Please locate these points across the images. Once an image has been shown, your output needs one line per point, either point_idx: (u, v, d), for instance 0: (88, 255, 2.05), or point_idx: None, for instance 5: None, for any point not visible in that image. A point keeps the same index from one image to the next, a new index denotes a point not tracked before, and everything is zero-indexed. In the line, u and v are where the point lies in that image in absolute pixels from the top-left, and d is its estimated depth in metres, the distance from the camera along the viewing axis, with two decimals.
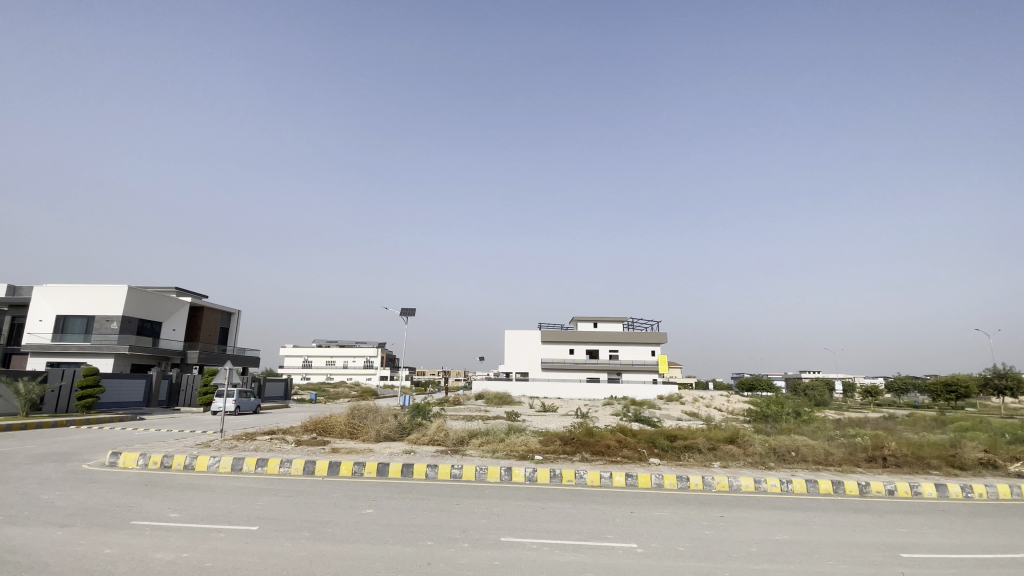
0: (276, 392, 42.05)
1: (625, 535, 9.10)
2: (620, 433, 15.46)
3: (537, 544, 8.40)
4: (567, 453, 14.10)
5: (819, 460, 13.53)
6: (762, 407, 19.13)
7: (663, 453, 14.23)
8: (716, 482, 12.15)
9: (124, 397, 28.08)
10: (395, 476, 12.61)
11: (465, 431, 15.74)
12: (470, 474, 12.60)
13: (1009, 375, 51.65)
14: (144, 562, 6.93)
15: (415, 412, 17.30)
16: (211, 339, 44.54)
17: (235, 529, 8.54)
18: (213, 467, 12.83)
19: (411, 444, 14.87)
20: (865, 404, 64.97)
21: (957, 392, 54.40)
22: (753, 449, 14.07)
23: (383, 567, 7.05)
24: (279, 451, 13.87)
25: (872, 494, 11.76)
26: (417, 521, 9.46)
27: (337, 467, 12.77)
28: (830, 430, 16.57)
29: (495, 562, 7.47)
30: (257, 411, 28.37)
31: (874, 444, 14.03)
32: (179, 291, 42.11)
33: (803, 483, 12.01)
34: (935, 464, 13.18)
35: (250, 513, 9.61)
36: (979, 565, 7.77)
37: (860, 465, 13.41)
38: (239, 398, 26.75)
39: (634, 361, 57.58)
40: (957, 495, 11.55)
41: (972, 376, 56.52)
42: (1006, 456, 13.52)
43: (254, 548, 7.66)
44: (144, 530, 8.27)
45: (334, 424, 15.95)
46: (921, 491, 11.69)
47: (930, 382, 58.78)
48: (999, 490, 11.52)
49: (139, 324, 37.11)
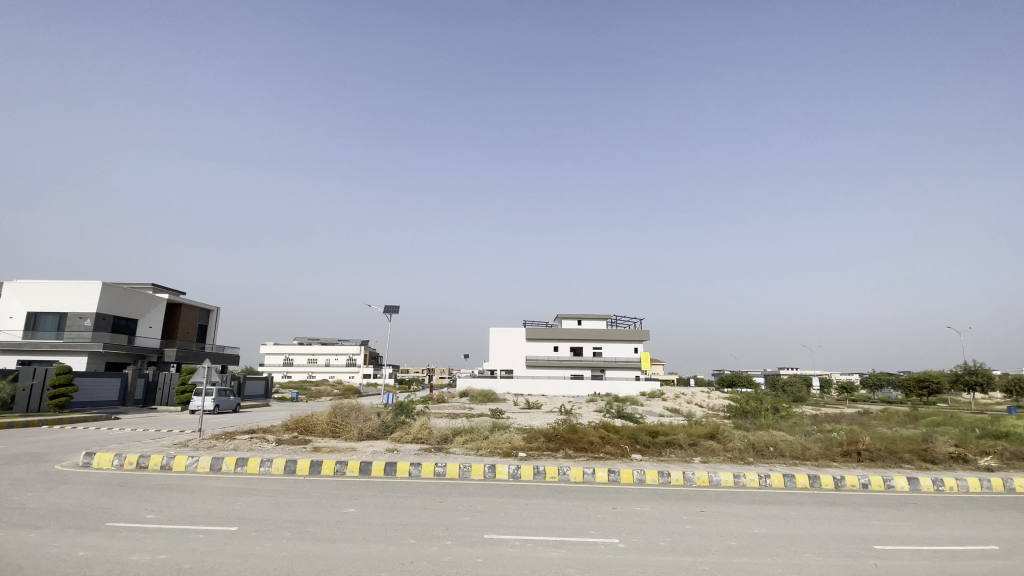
0: (256, 390, 41.37)
1: (607, 531, 9.19)
2: (603, 429, 15.58)
3: (520, 541, 8.44)
4: (551, 450, 14.16)
5: (797, 454, 13.81)
6: (741, 402, 19.41)
7: (645, 449, 14.39)
8: (696, 477, 12.35)
9: (98, 396, 27.41)
10: (378, 474, 12.53)
11: (448, 429, 15.70)
12: (454, 472, 12.57)
13: (978, 371, 53.20)
14: (120, 564, 6.79)
15: (399, 410, 17.19)
16: (189, 337, 43.65)
17: (215, 530, 8.42)
18: (191, 467, 12.61)
19: (394, 442, 14.79)
20: (841, 400, 66.30)
21: (929, 387, 55.91)
22: (732, 445, 14.31)
23: (365, 566, 7.02)
24: (259, 450, 13.68)
25: (847, 488, 12.07)
26: (400, 519, 9.41)
27: (318, 467, 12.64)
28: (807, 425, 16.93)
29: (477, 559, 7.48)
30: (237, 410, 27.93)
31: (849, 439, 14.38)
32: (156, 288, 41.17)
33: (781, 477, 12.26)
34: (907, 458, 13.56)
35: (229, 513, 9.47)
36: (948, 556, 8.03)
37: (835, 460, 13.69)
38: (218, 396, 26.30)
39: (617, 358, 58.06)
40: (928, 489, 11.90)
41: (942, 372, 58.09)
42: (976, 450, 13.96)
43: (233, 549, 7.56)
44: (119, 531, 8.09)
45: (316, 423, 15.79)
46: (893, 485, 12.03)
47: (903, 378, 60.32)
48: (968, 483, 11.89)
49: (114, 322, 36.25)
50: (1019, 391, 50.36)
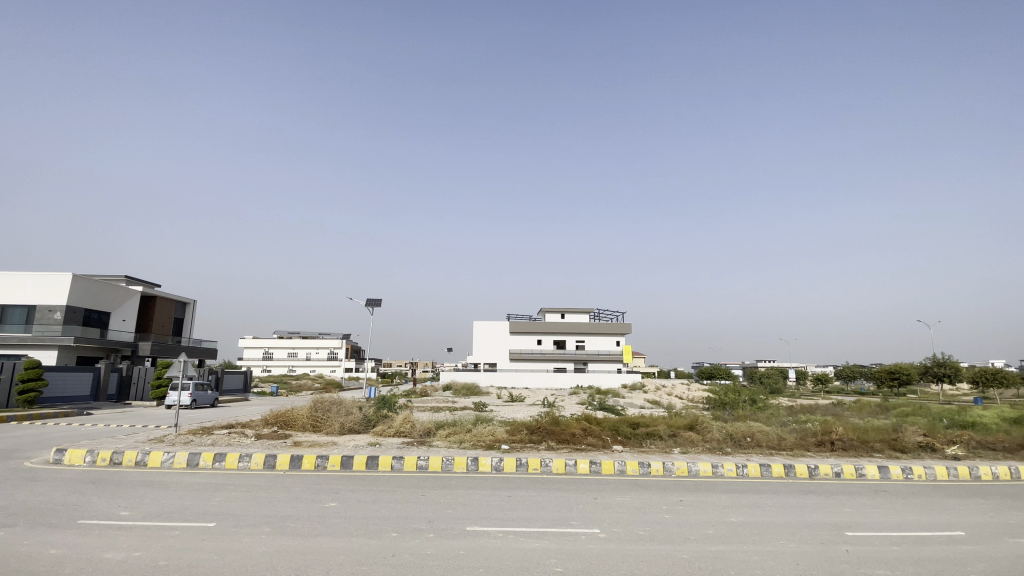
0: (235, 384, 40.66)
1: (589, 521, 9.29)
2: (585, 421, 15.78)
3: (502, 532, 8.48)
4: (533, 442, 14.23)
5: (773, 444, 14.11)
6: (720, 394, 19.74)
7: (626, 440, 14.58)
8: (675, 467, 12.56)
9: (69, 391, 26.66)
10: (360, 468, 12.47)
11: (431, 423, 15.65)
12: (437, 465, 12.55)
13: (946, 363, 55.21)
14: (93, 562, 6.63)
15: (381, 403, 17.09)
16: (165, 330, 42.63)
17: (191, 526, 8.27)
18: (167, 463, 12.36)
19: (376, 436, 14.70)
20: (817, 392, 68.02)
21: (899, 378, 57.64)
22: (711, 436, 14.59)
23: (346, 561, 6.98)
24: (237, 445, 13.48)
25: (820, 477, 12.40)
26: (382, 513, 9.37)
27: (298, 461, 12.50)
28: (783, 416, 17.36)
29: (460, 551, 7.50)
30: (215, 404, 27.41)
31: (823, 429, 14.79)
32: (129, 280, 40.05)
33: (758, 467, 12.54)
34: (878, 447, 14.00)
35: (207, 509, 9.32)
36: (916, 542, 8.34)
37: (810, 450, 14.05)
38: (195, 391, 25.78)
39: (599, 351, 58.56)
40: (898, 477, 12.31)
41: (913, 364, 59.82)
42: (943, 440, 14.43)
43: (212, 545, 7.45)
44: (92, 529, 7.89)
45: (296, 417, 15.63)
46: (864, 473, 12.42)
47: (876, 369, 62.14)
48: (936, 471, 12.32)
49: (85, 315, 35.24)
50: (985, 381, 52.17)
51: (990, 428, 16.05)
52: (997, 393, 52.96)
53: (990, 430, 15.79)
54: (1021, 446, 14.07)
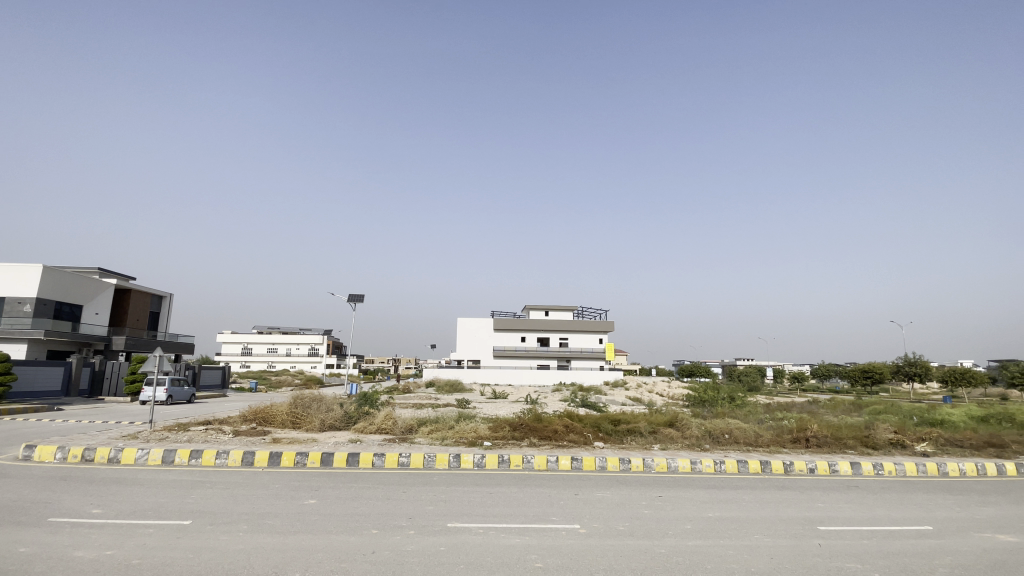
0: (212, 379, 39.91)
1: (569, 517, 9.37)
2: (567, 418, 15.87)
3: (483, 528, 8.51)
4: (516, 438, 14.27)
5: (750, 441, 14.39)
6: (700, 392, 20.00)
7: (607, 436, 14.73)
8: (655, 464, 12.71)
9: (39, 386, 25.90)
10: (340, 465, 12.37)
11: (413, 420, 15.57)
12: (418, 462, 12.52)
13: (917, 362, 56.97)
14: (64, 561, 6.46)
15: (362, 400, 16.94)
16: (140, 324, 41.62)
17: (166, 524, 8.11)
18: (142, 460, 12.09)
19: (357, 433, 14.59)
20: (793, 390, 69.47)
21: (872, 377, 59.16)
22: (690, 433, 14.82)
23: (326, 558, 6.92)
24: (214, 442, 13.24)
25: (795, 472, 12.69)
26: (362, 510, 9.31)
27: (277, 458, 12.35)
28: (760, 413, 17.70)
29: (440, 548, 7.51)
30: (191, 400, 26.86)
31: (798, 426, 15.14)
32: (103, 272, 38.94)
33: (735, 463, 12.77)
34: (851, 444, 14.38)
35: (183, 506, 9.15)
36: (886, 536, 8.61)
37: (786, 446, 14.35)
38: (171, 386, 25.25)
39: (583, 349, 58.93)
40: (869, 472, 12.66)
41: (885, 364, 61.42)
42: (913, 437, 14.88)
43: (187, 543, 7.33)
44: (62, 527, 7.70)
45: (275, 413, 15.41)
46: (837, 469, 12.74)
47: (849, 368, 63.70)
48: (905, 467, 12.72)
49: (56, 308, 34.20)
50: (953, 381, 53.82)
51: (958, 426, 16.59)
52: (964, 392, 54.67)
53: (958, 428, 16.33)
54: (987, 443, 14.59)
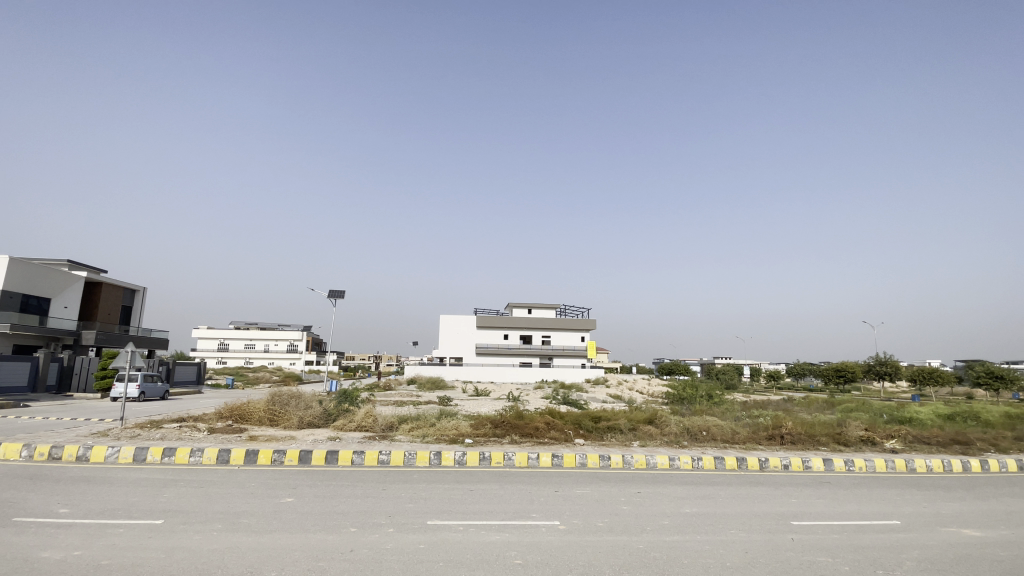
0: (187, 376, 38.99)
1: (549, 513, 9.42)
2: (548, 415, 15.98)
3: (464, 526, 8.49)
4: (497, 436, 14.28)
5: (727, 438, 14.66)
6: (678, 390, 20.27)
7: (588, 433, 14.85)
8: (634, 460, 12.86)
9: (3, 381, 25.01)
10: (318, 462, 12.21)
11: (394, 417, 15.47)
12: (398, 460, 12.44)
13: (888, 362, 58.62)
14: (29, 562, 6.26)
15: (342, 398, 16.73)
16: (111, 319, 40.45)
17: (137, 524, 7.89)
18: (112, 458, 11.74)
19: (336, 430, 14.43)
20: (769, 388, 70.90)
21: (845, 375, 60.60)
22: (669, 430, 15.02)
23: (302, 557, 6.83)
24: (188, 440, 12.95)
25: (770, 469, 12.95)
26: (340, 508, 9.21)
27: (254, 456, 12.14)
28: (737, 411, 18.06)
29: (420, 546, 7.47)
30: (165, 398, 26.20)
31: (774, 424, 15.49)
32: (71, 265, 37.71)
33: (712, 460, 12.99)
34: (824, 440, 14.76)
35: (154, 505, 8.92)
36: (856, 530, 8.85)
37: (761, 443, 14.64)
38: (143, 383, 24.61)
39: (564, 346, 59.19)
40: (840, 468, 13.01)
41: (858, 363, 63.00)
42: (884, 434, 15.33)
43: (158, 543, 7.15)
44: (27, 527, 7.44)
45: (252, 411, 15.14)
46: (810, 465, 13.06)
47: (824, 368, 65.16)
48: (875, 463, 13.09)
49: (23, 301, 33.05)
50: (922, 380, 55.45)
51: (926, 424, 17.16)
52: (933, 390, 56.31)
53: (925, 425, 16.90)
54: (953, 440, 15.12)
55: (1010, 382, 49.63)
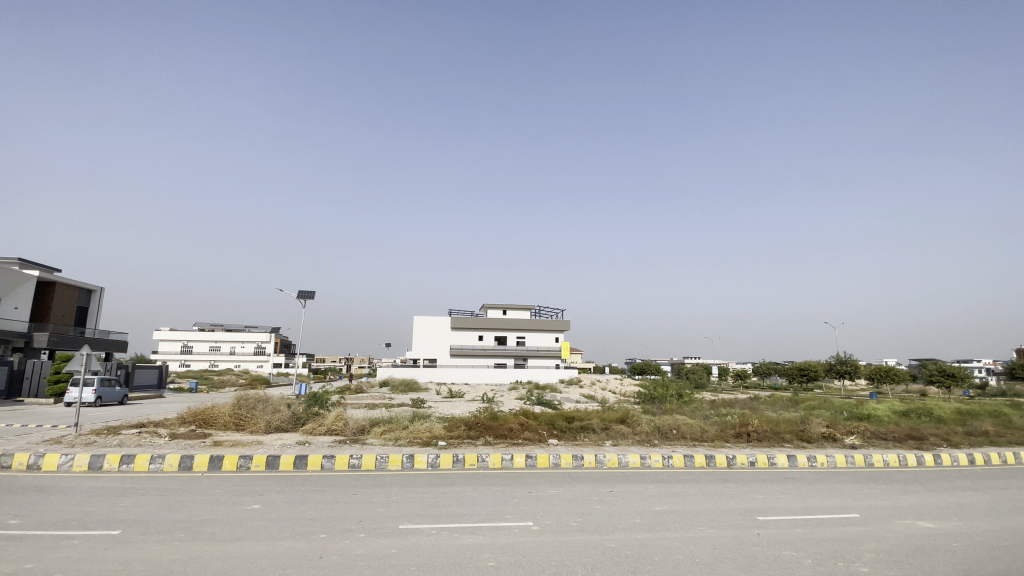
0: (148, 379, 37.50)
1: (522, 514, 9.44)
2: (522, 416, 16.01)
3: (436, 529, 8.42)
4: (471, 437, 14.24)
5: (696, 436, 14.97)
6: (649, 389, 20.60)
7: (561, 433, 14.95)
8: (607, 459, 12.99)
9: None
10: (287, 468, 11.90)
11: (365, 420, 15.21)
12: (370, 463, 12.24)
13: (848, 361, 60.94)
14: None
15: (312, 401, 16.37)
16: (64, 320, 38.58)
17: (93, 535, 7.55)
18: (65, 467, 11.18)
19: (305, 434, 14.09)
20: (736, 387, 72.73)
21: (808, 374, 62.63)
22: (641, 429, 15.26)
23: (269, 565, 6.66)
24: (148, 446, 12.44)
25: (737, 465, 13.28)
26: (310, 514, 9.01)
27: (218, 462, 11.74)
28: (705, 409, 18.47)
29: (391, 550, 7.37)
30: (123, 402, 25.09)
31: (741, 422, 15.89)
32: (22, 264, 35.90)
33: (682, 458, 13.24)
34: (788, 437, 15.24)
35: (111, 515, 8.53)
36: (818, 524, 9.16)
37: (729, 441, 15.01)
38: (100, 388, 23.53)
39: (539, 347, 59.39)
40: (804, 464, 13.44)
41: (820, 362, 65.24)
42: (844, 430, 15.93)
43: (116, 555, 6.84)
44: None
45: (217, 415, 14.67)
46: (776, 462, 13.45)
47: (787, 367, 67.25)
48: (836, 459, 13.59)
49: None
50: (880, 378, 57.79)
51: (883, 420, 17.93)
52: (889, 388, 58.74)
53: (883, 422, 17.67)
54: (907, 436, 15.84)
55: (960, 380, 52.29)
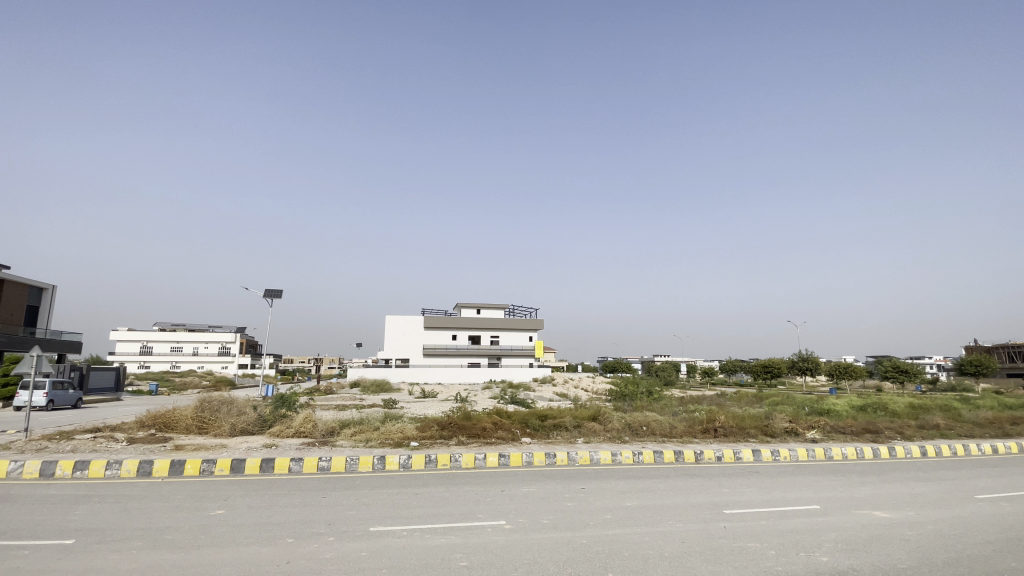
0: (105, 381, 35.91)
1: (495, 513, 9.43)
2: (495, 416, 16.00)
3: (407, 530, 8.35)
4: (443, 437, 14.16)
5: (665, 432, 15.29)
6: (620, 386, 20.93)
7: (534, 432, 15.03)
8: (579, 457, 13.13)
9: None
10: (252, 471, 11.57)
11: (335, 421, 14.94)
12: (340, 466, 12.02)
13: (809, 358, 63.11)
14: None
15: (279, 401, 15.97)
16: (13, 320, 36.57)
17: (45, 545, 7.18)
18: (14, 474, 10.61)
19: (272, 437, 13.75)
20: (703, 384, 74.34)
21: (772, 371, 64.69)
22: (612, 426, 15.47)
23: (233, 572, 6.47)
24: (104, 451, 11.91)
25: (705, 461, 13.61)
26: (277, 518, 8.80)
27: (180, 467, 11.32)
28: (675, 406, 18.92)
29: (362, 553, 7.27)
30: (77, 405, 23.97)
31: (708, 417, 16.32)
32: None
33: (652, 454, 13.49)
34: (753, 432, 15.70)
35: (65, 524, 8.14)
36: (781, 516, 9.49)
37: (697, 436, 15.36)
38: (52, 391, 22.39)
39: (512, 346, 59.48)
40: (767, 459, 13.86)
41: (783, 360, 67.49)
42: (805, 425, 16.52)
43: (70, 565, 6.53)
44: None
45: (178, 418, 14.18)
46: (741, 456, 13.84)
47: (752, 364, 69.32)
48: (798, 453, 14.06)
49: None
50: (839, 374, 60.01)
51: (843, 415, 18.66)
52: (847, 383, 61.11)
53: (842, 416, 18.39)
54: (864, 429, 16.55)
55: (914, 375, 54.73)
